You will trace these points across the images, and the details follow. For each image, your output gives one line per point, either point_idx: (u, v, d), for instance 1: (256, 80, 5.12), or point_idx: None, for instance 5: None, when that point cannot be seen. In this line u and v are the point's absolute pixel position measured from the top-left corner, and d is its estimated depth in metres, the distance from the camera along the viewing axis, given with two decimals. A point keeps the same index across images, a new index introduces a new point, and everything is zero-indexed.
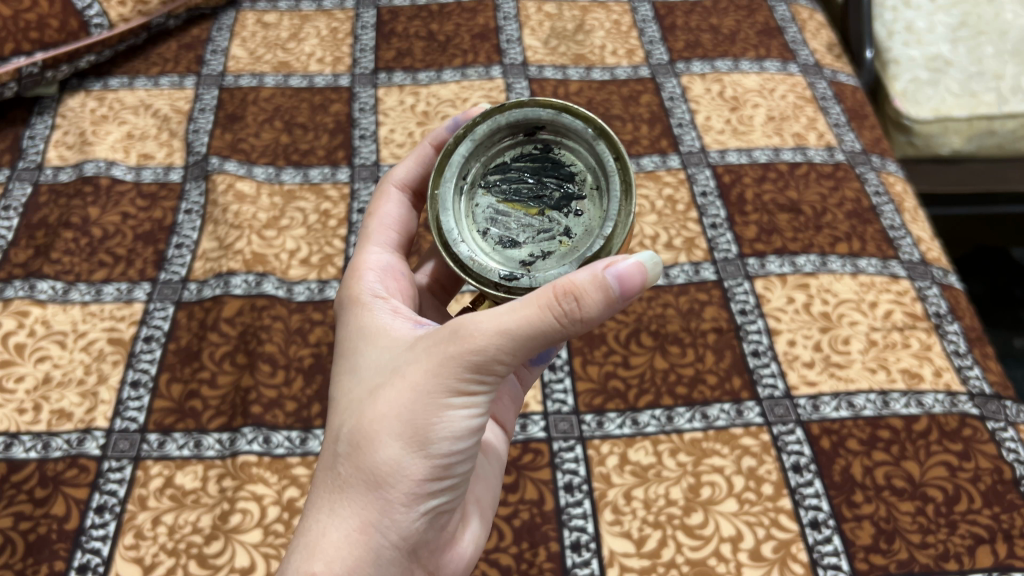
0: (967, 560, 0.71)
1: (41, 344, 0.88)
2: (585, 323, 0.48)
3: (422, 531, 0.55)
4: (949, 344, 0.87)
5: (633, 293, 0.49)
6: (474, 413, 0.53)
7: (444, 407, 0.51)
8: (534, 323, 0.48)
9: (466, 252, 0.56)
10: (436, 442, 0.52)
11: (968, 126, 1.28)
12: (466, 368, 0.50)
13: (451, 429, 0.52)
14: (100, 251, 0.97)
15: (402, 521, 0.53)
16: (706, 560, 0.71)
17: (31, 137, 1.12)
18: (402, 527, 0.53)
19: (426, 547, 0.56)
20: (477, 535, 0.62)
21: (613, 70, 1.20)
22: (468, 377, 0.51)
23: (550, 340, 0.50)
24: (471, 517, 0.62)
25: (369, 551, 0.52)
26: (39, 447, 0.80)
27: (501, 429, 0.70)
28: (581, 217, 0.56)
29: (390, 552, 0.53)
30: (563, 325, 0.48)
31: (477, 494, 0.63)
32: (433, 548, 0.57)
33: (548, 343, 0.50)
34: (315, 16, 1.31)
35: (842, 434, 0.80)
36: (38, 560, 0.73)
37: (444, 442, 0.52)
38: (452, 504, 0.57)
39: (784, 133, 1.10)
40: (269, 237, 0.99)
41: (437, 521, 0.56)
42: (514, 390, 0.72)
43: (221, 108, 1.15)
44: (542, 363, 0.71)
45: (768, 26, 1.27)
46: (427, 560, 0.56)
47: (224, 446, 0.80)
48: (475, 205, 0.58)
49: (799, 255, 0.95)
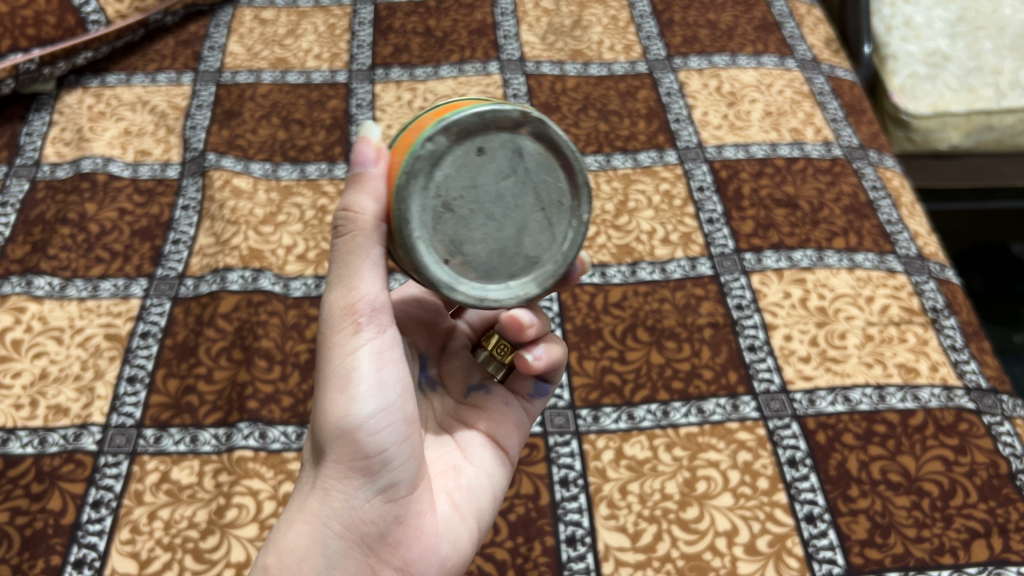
0: (962, 554, 0.71)
1: (38, 340, 0.88)
2: (352, 214, 0.49)
3: (369, 516, 0.54)
4: (945, 339, 0.87)
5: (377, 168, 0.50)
6: (372, 376, 0.53)
7: (346, 379, 0.52)
8: (343, 251, 0.50)
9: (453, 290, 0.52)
10: (342, 418, 0.52)
11: (966, 121, 1.28)
12: (336, 328, 0.52)
13: (356, 400, 0.52)
14: (97, 247, 0.97)
15: (343, 507, 0.54)
16: (700, 555, 0.71)
17: (28, 133, 1.12)
18: (344, 512, 0.54)
19: (381, 535, 0.55)
20: (455, 535, 0.59)
21: (610, 66, 1.20)
22: (344, 337, 0.52)
23: (367, 250, 0.50)
24: (446, 518, 0.59)
25: (315, 541, 0.53)
26: (35, 442, 0.80)
27: (504, 457, 0.66)
28: (449, 172, 0.50)
29: (337, 540, 0.54)
30: (351, 232, 0.50)
31: (455, 498, 0.61)
32: (395, 538, 0.56)
33: (366, 258, 0.51)
34: (312, 12, 1.31)
35: (838, 429, 0.80)
36: (34, 555, 0.73)
37: (350, 414, 0.52)
38: (400, 488, 0.55)
39: (782, 128, 1.10)
40: (265, 233, 0.99)
41: (388, 506, 0.55)
42: (519, 419, 0.68)
43: (218, 105, 1.15)
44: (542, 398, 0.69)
45: (766, 21, 1.27)
46: (390, 552, 0.55)
47: (220, 442, 0.80)
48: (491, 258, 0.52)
49: (796, 250, 0.95)
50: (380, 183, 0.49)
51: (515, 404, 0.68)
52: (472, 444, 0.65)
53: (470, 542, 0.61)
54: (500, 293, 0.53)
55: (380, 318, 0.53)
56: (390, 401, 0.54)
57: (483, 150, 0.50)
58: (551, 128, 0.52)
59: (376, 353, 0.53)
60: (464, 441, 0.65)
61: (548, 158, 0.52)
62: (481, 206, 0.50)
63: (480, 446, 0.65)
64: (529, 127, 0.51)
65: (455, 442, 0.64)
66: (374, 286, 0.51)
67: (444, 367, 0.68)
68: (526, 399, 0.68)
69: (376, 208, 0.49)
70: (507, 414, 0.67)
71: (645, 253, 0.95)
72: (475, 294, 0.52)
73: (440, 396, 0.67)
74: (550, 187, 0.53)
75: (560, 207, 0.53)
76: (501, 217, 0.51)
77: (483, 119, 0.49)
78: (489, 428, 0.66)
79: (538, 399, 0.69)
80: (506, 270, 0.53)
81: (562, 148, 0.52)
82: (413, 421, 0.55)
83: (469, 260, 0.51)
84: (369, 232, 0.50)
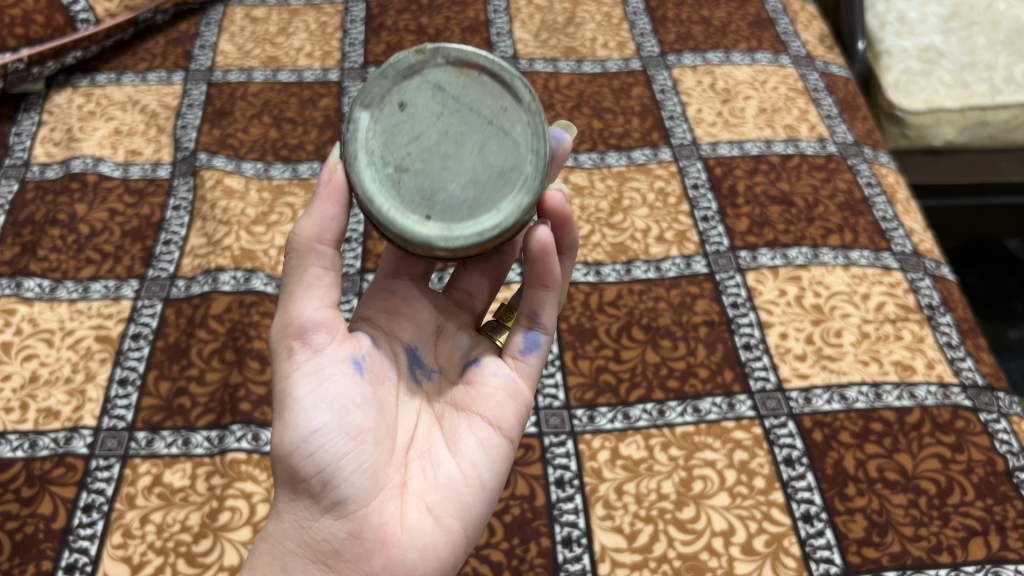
0: (960, 552, 0.71)
1: (27, 343, 0.87)
2: (298, 232, 0.54)
3: (320, 533, 0.54)
4: (941, 336, 0.87)
5: (341, 204, 0.54)
6: (305, 396, 0.54)
7: (284, 404, 0.55)
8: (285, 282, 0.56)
9: (501, 240, 0.57)
10: (280, 438, 0.55)
11: (960, 117, 1.28)
12: (278, 355, 0.56)
13: (292, 421, 0.54)
14: (88, 248, 0.96)
15: (296, 527, 0.55)
16: (697, 555, 0.71)
17: (17, 134, 1.11)
18: (297, 531, 0.55)
19: (336, 551, 0.54)
20: (425, 541, 0.56)
21: (603, 63, 1.19)
22: (283, 363, 0.56)
23: (307, 268, 0.55)
24: (415, 524, 0.56)
25: (274, 559, 0.55)
26: (25, 446, 0.79)
27: (498, 436, 0.61)
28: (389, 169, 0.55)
29: (293, 557, 0.54)
30: (292, 244, 0.55)
31: (429, 501, 0.57)
32: (353, 553, 0.54)
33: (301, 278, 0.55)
34: (303, 11, 1.30)
35: (834, 427, 0.79)
36: (25, 560, 0.72)
37: (289, 433, 0.54)
38: (349, 501, 0.54)
39: (776, 125, 1.09)
40: (257, 234, 0.98)
41: (339, 522, 0.54)
42: (511, 386, 0.63)
43: (209, 104, 1.14)
44: (536, 351, 0.65)
45: (760, 17, 1.27)
46: (347, 566, 0.54)
47: (213, 444, 0.80)
48: (493, 189, 0.55)
49: (791, 247, 0.95)
50: (324, 205, 0.54)
51: (505, 372, 0.64)
52: (458, 430, 0.61)
53: (447, 548, 0.57)
54: (524, 196, 0.56)
55: (316, 338, 0.56)
56: (327, 417, 0.54)
57: (394, 117, 0.55)
58: (448, 53, 0.56)
59: (312, 373, 0.55)
60: (449, 430, 0.61)
61: (468, 77, 0.56)
62: (440, 144, 0.55)
63: (466, 431, 0.61)
64: (429, 68, 0.56)
65: (442, 434, 0.61)
66: (311, 308, 0.55)
67: (439, 352, 0.66)
68: (516, 356, 0.65)
69: (311, 231, 0.54)
70: (494, 384, 0.63)
71: (640, 252, 0.95)
72: (474, 231, 0.55)
73: (435, 384, 0.65)
74: (487, 102, 0.56)
75: (507, 114, 0.56)
76: (459, 145, 0.55)
77: (389, 94, 0.56)
78: (478, 406, 0.62)
79: (528, 354, 0.65)
80: (507, 179, 0.56)
81: (471, 60, 0.56)
82: (355, 435, 0.55)
83: (453, 200, 0.55)
84: (307, 254, 0.54)
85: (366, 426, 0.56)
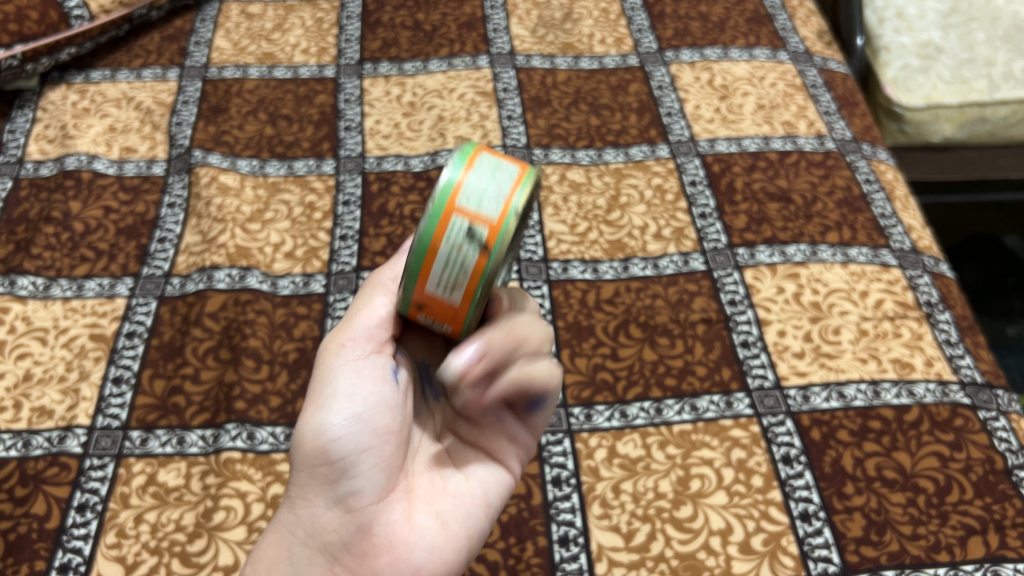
0: (958, 551, 0.71)
1: (21, 341, 0.86)
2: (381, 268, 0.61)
3: (331, 525, 0.54)
4: (939, 333, 0.87)
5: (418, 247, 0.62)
6: (340, 387, 0.55)
7: (317, 395, 0.55)
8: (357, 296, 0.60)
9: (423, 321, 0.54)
10: (303, 427, 0.54)
11: (959, 113, 1.27)
12: (326, 348, 0.57)
13: (321, 411, 0.54)
14: (81, 246, 0.95)
15: (306, 516, 0.54)
16: (695, 554, 0.70)
17: (10, 131, 1.10)
18: (308, 521, 0.54)
19: (344, 545, 0.54)
20: (432, 543, 0.55)
21: (601, 59, 1.18)
22: (328, 358, 0.56)
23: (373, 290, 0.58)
24: (422, 526, 0.56)
25: (283, 550, 0.55)
26: (19, 445, 0.78)
27: (498, 466, 0.62)
28: None
29: (300, 548, 0.54)
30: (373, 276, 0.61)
31: (437, 507, 0.57)
32: (360, 549, 0.54)
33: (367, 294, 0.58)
34: (299, 7, 1.29)
35: (832, 426, 0.79)
36: (18, 560, 0.71)
37: (315, 422, 0.54)
38: (363, 496, 0.54)
39: (774, 121, 1.09)
40: (252, 231, 0.97)
41: (351, 516, 0.54)
42: (512, 430, 0.62)
43: (205, 100, 1.13)
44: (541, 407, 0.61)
45: (758, 13, 1.26)
46: (352, 562, 0.54)
47: (207, 443, 0.79)
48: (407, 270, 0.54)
49: (789, 244, 0.94)
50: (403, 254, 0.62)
51: (508, 415, 0.62)
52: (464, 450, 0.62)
53: (452, 554, 0.56)
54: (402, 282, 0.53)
55: (365, 342, 0.57)
56: (355, 411, 0.54)
57: None
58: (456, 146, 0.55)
59: (348, 369, 0.56)
60: (457, 447, 0.62)
61: None
62: None
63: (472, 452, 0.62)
64: None
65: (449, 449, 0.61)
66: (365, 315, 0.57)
67: None
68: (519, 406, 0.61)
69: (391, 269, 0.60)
70: (498, 425, 0.62)
71: (638, 249, 0.94)
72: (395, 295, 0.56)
73: (442, 408, 0.62)
74: None
75: None
76: None
77: None
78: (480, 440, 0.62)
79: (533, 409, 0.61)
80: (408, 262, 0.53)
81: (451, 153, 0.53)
82: (380, 432, 0.55)
83: None
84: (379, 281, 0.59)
85: (393, 427, 0.56)
